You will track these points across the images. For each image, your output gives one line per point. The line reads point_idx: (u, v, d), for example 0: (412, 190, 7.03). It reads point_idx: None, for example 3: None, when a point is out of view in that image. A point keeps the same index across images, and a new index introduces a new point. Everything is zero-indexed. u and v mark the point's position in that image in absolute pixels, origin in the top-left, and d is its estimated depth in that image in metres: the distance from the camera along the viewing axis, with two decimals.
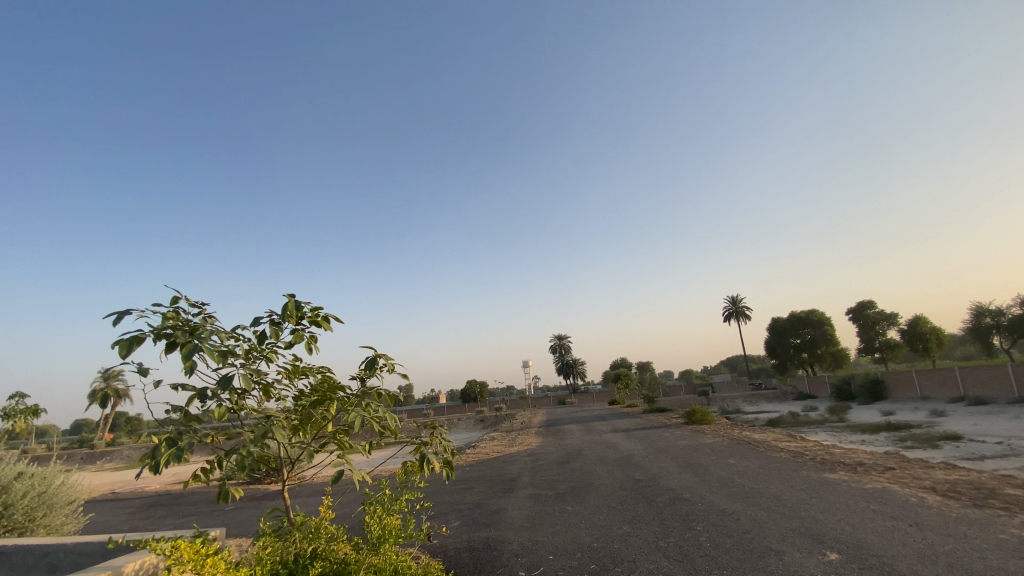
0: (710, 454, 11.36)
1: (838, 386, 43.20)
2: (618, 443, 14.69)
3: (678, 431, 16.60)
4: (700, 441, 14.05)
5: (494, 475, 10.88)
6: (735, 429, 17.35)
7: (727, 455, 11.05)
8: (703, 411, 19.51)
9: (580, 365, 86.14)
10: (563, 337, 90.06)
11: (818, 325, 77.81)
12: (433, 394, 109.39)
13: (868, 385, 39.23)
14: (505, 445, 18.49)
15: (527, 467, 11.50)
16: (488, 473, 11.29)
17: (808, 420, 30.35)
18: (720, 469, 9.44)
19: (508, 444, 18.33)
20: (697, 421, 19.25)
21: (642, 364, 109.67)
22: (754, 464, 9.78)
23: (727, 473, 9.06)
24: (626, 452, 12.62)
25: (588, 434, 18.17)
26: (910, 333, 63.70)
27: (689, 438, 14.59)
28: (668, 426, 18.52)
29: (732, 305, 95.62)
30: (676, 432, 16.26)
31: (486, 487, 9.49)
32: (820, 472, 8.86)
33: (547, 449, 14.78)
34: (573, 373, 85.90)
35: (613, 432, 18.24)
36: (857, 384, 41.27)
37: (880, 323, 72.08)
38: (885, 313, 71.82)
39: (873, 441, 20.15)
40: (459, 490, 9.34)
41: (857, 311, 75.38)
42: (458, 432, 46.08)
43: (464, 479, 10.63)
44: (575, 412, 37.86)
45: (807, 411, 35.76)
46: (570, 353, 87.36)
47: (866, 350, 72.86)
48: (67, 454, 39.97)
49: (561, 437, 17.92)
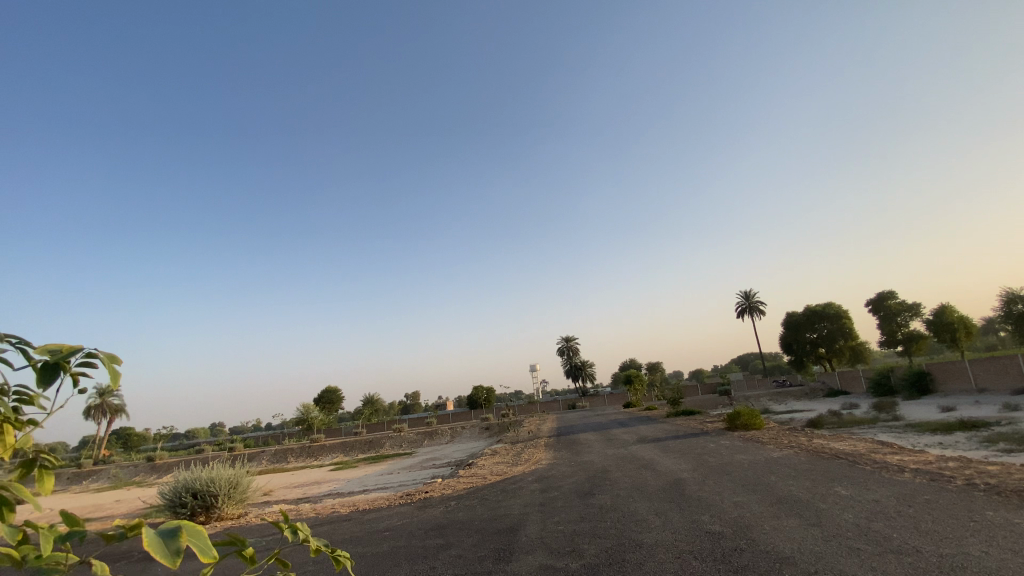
0: (801, 481, 7.86)
1: (874, 380, 39.32)
2: (655, 460, 11.19)
3: (729, 441, 13.05)
4: (769, 455, 10.49)
5: (487, 519, 7.50)
6: (795, 435, 13.89)
7: (830, 484, 7.54)
8: (748, 413, 16.06)
9: (589, 367, 82.66)
10: (571, 339, 86.45)
11: (836, 319, 73.74)
12: (439, 403, 106.51)
13: (910, 377, 35.33)
14: (507, 461, 15.09)
15: (534, 503, 8.12)
16: (480, 515, 7.92)
17: (855, 419, 26.60)
18: (841, 512, 6.01)
19: (513, 460, 14.87)
20: (741, 426, 15.85)
21: (652, 364, 105.80)
22: (888, 498, 6.33)
23: (856, 517, 5.69)
24: (670, 477, 9.13)
25: (610, 447, 14.69)
26: (936, 324, 59.68)
27: (751, 451, 11.00)
28: (708, 435, 15.05)
29: (744, 300, 91.70)
30: (723, 443, 12.81)
31: (470, 549, 6.12)
32: (1016, 515, 5.39)
33: (561, 470, 11.39)
34: (581, 375, 82.29)
35: (641, 443, 14.73)
36: (896, 378, 37.40)
37: (903, 314, 67.89)
38: (906, 303, 67.66)
39: (954, 443, 16.52)
40: (424, 560, 5.94)
41: (877, 302, 71.27)
42: (461, 442, 42.45)
43: (442, 530, 7.25)
44: (587, 418, 34.34)
45: (848, 408, 32.08)
46: (578, 356, 83.77)
47: (889, 343, 68.78)
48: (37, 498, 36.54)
49: (578, 452, 14.40)
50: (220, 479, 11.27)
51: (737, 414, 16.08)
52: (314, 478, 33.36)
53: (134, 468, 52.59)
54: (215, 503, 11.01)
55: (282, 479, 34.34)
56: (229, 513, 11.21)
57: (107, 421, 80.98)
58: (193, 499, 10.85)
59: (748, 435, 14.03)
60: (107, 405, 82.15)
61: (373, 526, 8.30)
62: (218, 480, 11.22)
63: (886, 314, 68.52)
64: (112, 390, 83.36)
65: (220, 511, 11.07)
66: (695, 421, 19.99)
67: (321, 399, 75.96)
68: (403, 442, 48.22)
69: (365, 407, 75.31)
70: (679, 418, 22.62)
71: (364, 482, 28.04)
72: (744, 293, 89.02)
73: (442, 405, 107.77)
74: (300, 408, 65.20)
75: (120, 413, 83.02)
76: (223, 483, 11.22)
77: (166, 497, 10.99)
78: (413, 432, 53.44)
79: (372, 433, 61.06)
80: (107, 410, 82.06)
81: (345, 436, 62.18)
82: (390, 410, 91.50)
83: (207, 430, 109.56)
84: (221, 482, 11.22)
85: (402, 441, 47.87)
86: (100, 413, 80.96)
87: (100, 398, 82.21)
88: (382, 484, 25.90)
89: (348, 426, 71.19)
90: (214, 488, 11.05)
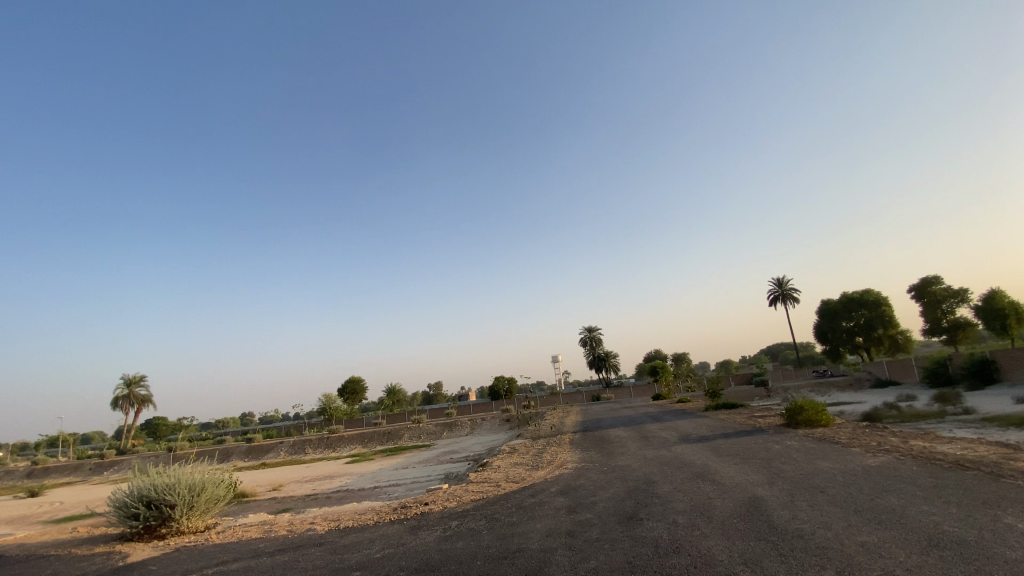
0: (944, 509, 5.50)
1: (928, 370, 35.87)
2: (711, 468, 8.91)
3: (799, 444, 10.58)
4: (864, 464, 8.06)
5: (493, 559, 5.36)
6: (877, 433, 11.37)
7: (992, 513, 5.18)
8: (811, 407, 13.56)
9: (613, 357, 79.99)
10: (594, 329, 83.80)
11: (874, 306, 69.42)
12: (460, 394, 105.37)
13: (970, 366, 31.85)
14: (528, 461, 13.00)
15: (559, 533, 5.95)
16: (485, 549, 5.78)
17: (919, 413, 23.63)
18: None
19: (534, 461, 12.73)
20: (804, 422, 13.37)
21: (679, 355, 102.11)
22: None
23: None
24: (740, 494, 6.84)
25: (650, 447, 12.38)
26: (985, 310, 55.15)
27: (836, 459, 8.56)
28: (763, 435, 12.67)
29: (775, 288, 87.60)
30: (792, 446, 10.39)
31: None
32: None
33: (592, 478, 9.19)
34: (605, 366, 79.72)
35: (685, 443, 12.45)
36: (955, 367, 33.86)
37: (948, 300, 63.18)
38: (952, 289, 62.93)
39: None
40: None
41: (919, 288, 66.70)
42: (480, 435, 40.62)
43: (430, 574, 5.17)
44: (614, 411, 32.01)
45: (905, 401, 28.94)
46: (601, 346, 81.01)
47: (933, 331, 64.17)
48: (55, 492, 36.32)
49: (611, 453, 12.18)
50: (178, 486, 9.47)
51: (797, 408, 13.59)
52: (327, 472, 31.97)
53: (156, 458, 52.75)
54: (171, 516, 9.28)
55: (295, 473, 33.10)
56: (190, 524, 9.54)
57: (136, 412, 82.43)
58: (145, 510, 9.15)
59: (817, 435, 11.59)
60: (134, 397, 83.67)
61: (345, 558, 6.26)
62: (176, 487, 9.43)
63: (929, 300, 63.93)
64: (139, 381, 84.82)
65: (178, 523, 9.37)
66: (741, 417, 17.46)
67: (345, 390, 75.11)
68: (422, 434, 46.69)
69: (385, 397, 74.35)
70: (719, 412, 20.10)
71: (377, 477, 26.43)
72: (775, 280, 84.83)
73: (465, 395, 107.00)
74: (320, 399, 64.61)
75: (146, 404, 84.49)
76: (182, 491, 9.44)
77: (117, 505, 9.33)
78: (433, 423, 52.06)
79: (392, 424, 59.97)
80: (136, 401, 83.58)
81: (365, 427, 61.30)
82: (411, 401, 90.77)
83: (237, 420, 111.75)
84: (179, 489, 9.44)
85: (421, 432, 46.36)
86: (128, 404, 82.54)
87: (128, 389, 83.91)
88: (394, 480, 24.21)
89: (369, 417, 70.52)
90: (171, 498, 9.28)
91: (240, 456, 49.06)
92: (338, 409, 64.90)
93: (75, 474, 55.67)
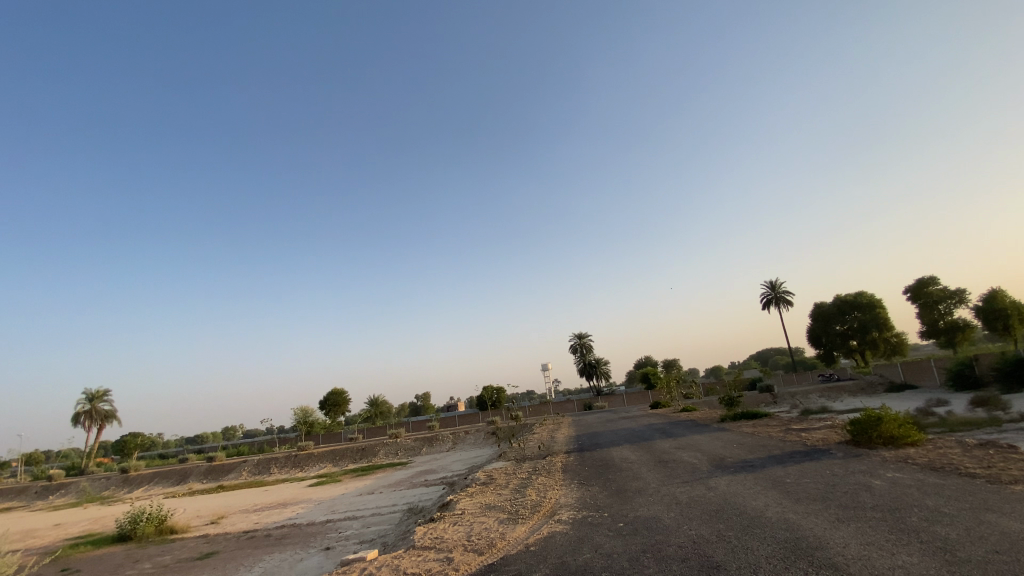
0: None
1: (949, 372, 32.56)
2: (808, 532, 5.29)
3: (914, 480, 6.93)
4: None
5: None
6: (1010, 458, 7.87)
7: None
8: (893, 420, 9.94)
9: (605, 364, 76.12)
10: (585, 335, 80.19)
11: (869, 308, 66.63)
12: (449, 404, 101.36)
13: (997, 367, 28.63)
14: (505, 502, 9.20)
15: None
16: None
17: (964, 420, 20.15)
18: None
19: (513, 503, 8.85)
20: (885, 440, 9.79)
21: (672, 361, 98.14)
22: None
23: None
24: None
25: (680, 481, 8.61)
26: (987, 310, 52.37)
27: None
28: (831, 458, 9.14)
29: (768, 291, 85.04)
30: (910, 483, 6.84)
31: None
32: None
33: (602, 554, 5.37)
34: (596, 374, 75.85)
35: (729, 474, 8.74)
36: (979, 370, 30.60)
37: (946, 301, 60.47)
38: (947, 289, 60.39)
39: None
40: None
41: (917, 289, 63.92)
42: (463, 451, 36.46)
43: None
44: (611, 422, 28.16)
45: (938, 406, 25.51)
46: (592, 352, 77.38)
47: (931, 333, 61.37)
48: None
49: (625, 490, 8.47)
50: None
51: (871, 421, 10.02)
52: (281, 499, 27.64)
53: (107, 480, 47.73)
54: None
55: (247, 500, 28.71)
56: None
57: (99, 428, 76.78)
58: None
59: (922, 461, 8.06)
60: (97, 411, 78.24)
61: None
62: None
63: (925, 301, 61.32)
64: (103, 395, 79.40)
65: None
66: (777, 431, 13.77)
67: (325, 402, 70.16)
68: (399, 450, 42.41)
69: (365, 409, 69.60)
70: (742, 425, 16.46)
71: (335, 507, 22.11)
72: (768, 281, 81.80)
73: (454, 405, 102.36)
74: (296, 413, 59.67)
75: (110, 420, 78.91)
76: None
77: None
78: (413, 437, 47.77)
79: (370, 440, 55.15)
80: (98, 416, 78.11)
81: (341, 442, 56.72)
82: (395, 413, 85.84)
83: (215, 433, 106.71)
84: None
85: (398, 448, 42.19)
86: (90, 420, 76.92)
87: (91, 404, 78.37)
88: (352, 511, 19.95)
89: (349, 430, 65.71)
90: None
91: (199, 477, 44.31)
92: (313, 423, 60.20)
93: (17, 500, 50.18)
